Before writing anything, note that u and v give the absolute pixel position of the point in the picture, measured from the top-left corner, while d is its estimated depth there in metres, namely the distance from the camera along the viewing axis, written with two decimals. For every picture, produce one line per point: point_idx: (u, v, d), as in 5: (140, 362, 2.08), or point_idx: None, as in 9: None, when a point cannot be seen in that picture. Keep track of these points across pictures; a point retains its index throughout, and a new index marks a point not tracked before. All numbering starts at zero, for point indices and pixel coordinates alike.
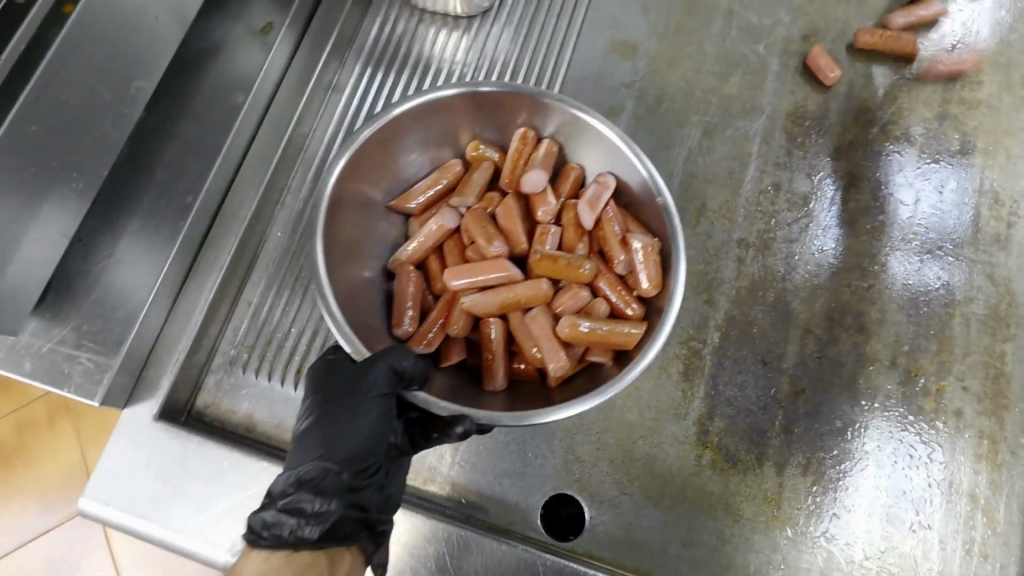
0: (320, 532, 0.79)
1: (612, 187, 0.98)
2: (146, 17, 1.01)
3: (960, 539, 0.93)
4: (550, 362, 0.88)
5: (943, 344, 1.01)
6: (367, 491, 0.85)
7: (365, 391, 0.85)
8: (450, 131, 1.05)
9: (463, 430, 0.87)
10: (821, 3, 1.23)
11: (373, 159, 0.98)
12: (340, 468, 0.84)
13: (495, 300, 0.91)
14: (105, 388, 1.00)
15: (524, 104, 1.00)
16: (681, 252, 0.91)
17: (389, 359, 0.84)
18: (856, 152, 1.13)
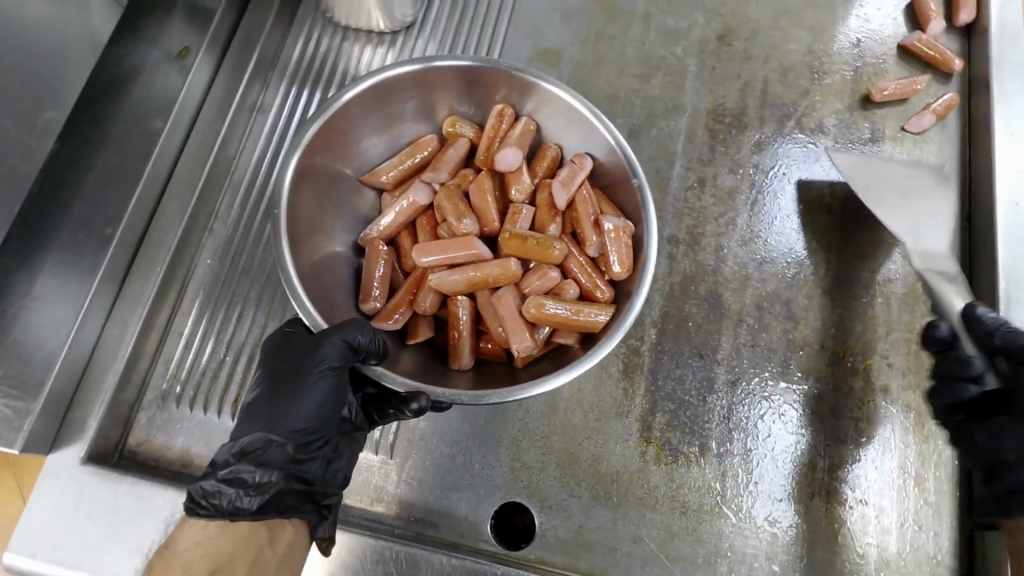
0: (258, 504, 0.78)
1: (588, 168, 0.99)
2: (54, 47, 0.97)
3: (894, 511, 0.96)
4: (514, 343, 0.88)
5: (867, 324, 1.05)
6: (314, 464, 0.84)
7: (315, 362, 0.83)
8: (429, 106, 1.05)
9: (417, 409, 0.84)
10: (733, 5, 1.28)
11: (344, 130, 0.98)
12: (284, 440, 0.82)
13: (462, 279, 0.90)
14: (26, 434, 0.95)
15: (503, 82, 1.01)
16: (653, 234, 0.93)
17: (342, 333, 0.82)
18: (774, 146, 1.17)
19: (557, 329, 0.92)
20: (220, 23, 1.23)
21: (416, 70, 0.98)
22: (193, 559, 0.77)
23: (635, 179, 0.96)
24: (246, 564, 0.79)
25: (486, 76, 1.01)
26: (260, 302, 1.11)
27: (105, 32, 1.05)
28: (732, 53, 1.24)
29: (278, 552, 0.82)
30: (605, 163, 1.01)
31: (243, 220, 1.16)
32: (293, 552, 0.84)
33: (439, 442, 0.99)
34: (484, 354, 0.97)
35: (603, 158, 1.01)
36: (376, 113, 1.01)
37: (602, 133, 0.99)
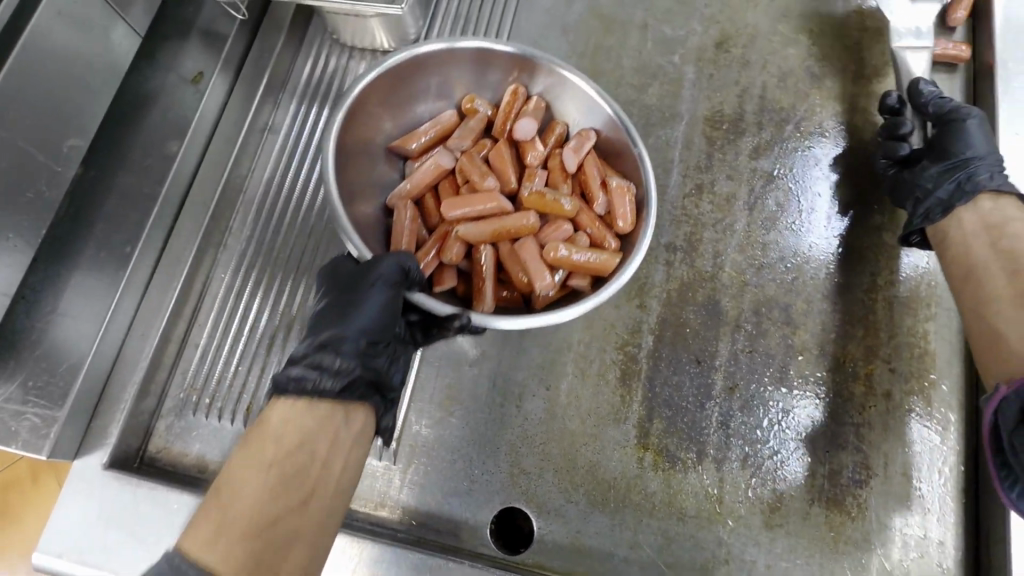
0: (342, 385, 0.82)
1: (592, 140, 1.06)
2: (76, 79, 1.04)
3: (897, 517, 0.95)
4: (536, 283, 0.94)
5: (868, 330, 1.04)
6: (382, 359, 0.89)
7: (374, 277, 0.89)
8: (450, 85, 1.10)
9: (459, 326, 0.89)
10: (732, 12, 1.28)
11: (381, 99, 1.02)
12: (356, 336, 0.87)
13: (488, 230, 0.96)
14: (53, 441, 1.01)
15: (521, 63, 1.07)
16: (651, 196, 1.00)
17: (396, 257, 0.90)
18: (773, 150, 1.17)
19: (571, 274, 0.98)
20: (233, 48, 1.29)
21: (468, 49, 1.04)
22: (283, 434, 0.77)
23: (635, 147, 1.02)
24: (329, 439, 0.79)
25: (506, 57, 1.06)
26: (270, 315, 1.16)
27: (125, 61, 1.12)
28: (729, 60, 1.24)
29: (353, 431, 0.83)
30: (609, 139, 1.07)
31: (255, 237, 1.21)
32: (365, 434, 0.85)
33: (441, 450, 1.02)
34: (501, 304, 1.02)
35: (606, 134, 1.08)
36: (407, 87, 1.05)
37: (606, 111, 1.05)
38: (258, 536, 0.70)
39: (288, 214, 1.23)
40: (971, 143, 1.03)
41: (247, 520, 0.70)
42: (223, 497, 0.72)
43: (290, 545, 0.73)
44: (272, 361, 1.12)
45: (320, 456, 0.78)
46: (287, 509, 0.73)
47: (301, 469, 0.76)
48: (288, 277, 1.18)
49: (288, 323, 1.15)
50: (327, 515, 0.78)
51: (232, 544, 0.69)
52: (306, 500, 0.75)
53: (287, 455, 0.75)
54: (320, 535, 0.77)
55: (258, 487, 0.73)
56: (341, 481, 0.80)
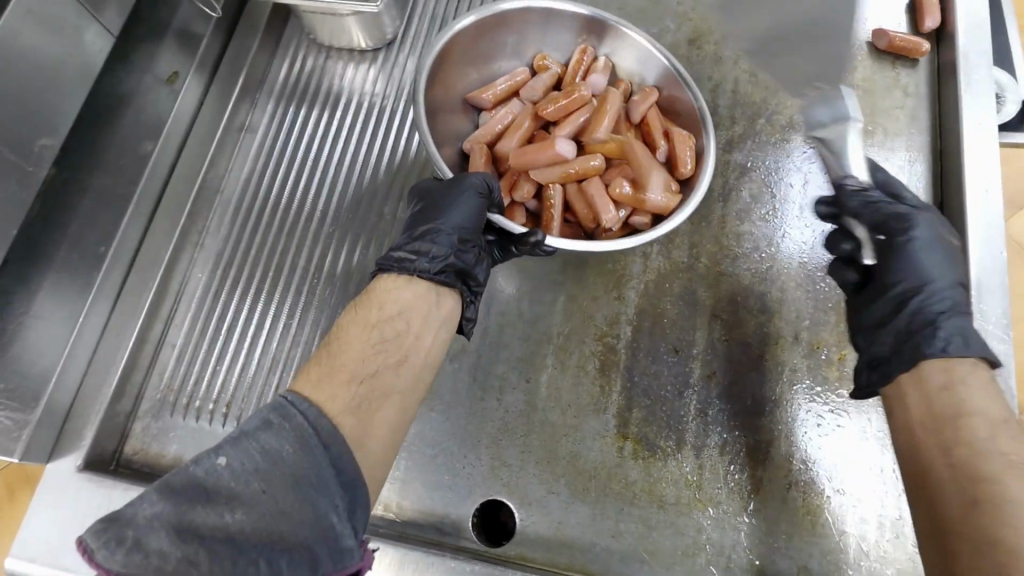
0: (436, 269, 0.93)
1: (655, 95, 1.13)
2: (49, 78, 1.03)
3: (874, 498, 0.96)
4: (602, 216, 1.01)
5: (840, 316, 1.07)
6: (468, 257, 0.98)
7: (464, 185, 0.97)
8: (522, 44, 1.17)
9: (534, 244, 0.95)
10: (704, 9, 1.31)
11: (463, 51, 1.10)
12: (451, 230, 0.96)
13: (558, 170, 1.03)
14: (25, 444, 0.99)
15: (588, 26, 1.14)
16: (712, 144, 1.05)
17: (485, 175, 0.98)
18: (746, 143, 1.19)
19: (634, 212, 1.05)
20: (209, 47, 1.29)
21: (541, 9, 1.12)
22: (386, 302, 0.89)
23: (697, 101, 1.09)
24: (422, 315, 0.91)
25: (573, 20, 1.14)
26: (249, 314, 1.15)
27: (99, 61, 1.11)
28: (702, 56, 1.26)
29: (442, 313, 0.94)
30: (669, 95, 1.14)
31: (233, 236, 1.21)
32: (452, 318, 0.96)
33: (422, 444, 1.02)
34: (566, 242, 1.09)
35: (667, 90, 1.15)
36: (485, 43, 1.13)
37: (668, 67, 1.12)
38: (361, 382, 0.80)
39: (267, 211, 1.23)
40: (916, 271, 0.95)
41: (351, 368, 0.81)
42: (333, 347, 0.84)
43: (385, 399, 0.82)
44: (250, 360, 1.12)
45: (414, 327, 0.89)
46: (386, 364, 0.84)
47: (398, 334, 0.87)
48: (267, 275, 1.18)
49: (267, 320, 1.14)
50: (417, 384, 0.88)
51: (339, 384, 0.79)
52: (400, 362, 0.86)
53: (388, 320, 0.87)
54: (408, 400, 0.86)
55: (364, 341, 0.85)
56: (429, 357, 0.90)
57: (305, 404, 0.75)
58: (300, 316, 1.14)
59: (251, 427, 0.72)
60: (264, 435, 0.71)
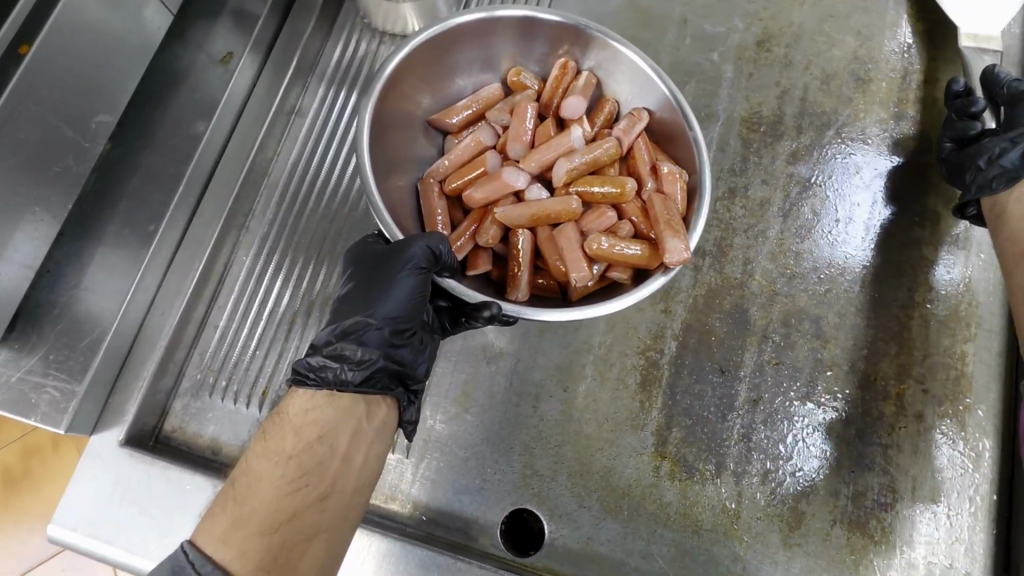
0: (361, 377, 0.84)
1: (646, 119, 1.02)
2: (110, 55, 1.04)
3: (922, 544, 0.92)
4: (572, 273, 0.91)
5: (903, 347, 1.01)
6: (404, 349, 0.90)
7: (403, 259, 0.87)
8: (496, 55, 1.09)
9: (489, 317, 0.87)
10: (775, 9, 1.24)
11: (425, 68, 1.03)
12: (380, 324, 0.88)
13: (526, 213, 0.94)
14: (70, 415, 1.02)
15: (568, 35, 1.05)
16: (707, 185, 0.95)
17: (426, 240, 0.87)
18: (813, 154, 1.13)
19: (611, 265, 0.95)
20: (264, 27, 1.28)
21: (512, 17, 1.03)
22: (302, 425, 0.80)
23: (691, 132, 0.98)
24: (348, 435, 0.82)
25: (550, 29, 1.04)
26: (289, 300, 1.15)
27: (157, 40, 1.12)
28: (771, 60, 1.20)
29: (375, 424, 0.85)
30: (661, 118, 1.04)
31: (277, 221, 1.20)
32: (387, 427, 0.88)
33: (452, 446, 1.00)
34: (537, 291, 1.00)
35: (658, 112, 1.04)
36: (452, 58, 1.05)
37: (660, 87, 1.02)
38: (275, 531, 0.74)
39: (313, 197, 1.22)
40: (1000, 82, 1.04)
41: (263, 517, 0.74)
42: (243, 489, 0.77)
43: (310, 539, 0.77)
44: (290, 346, 1.12)
45: (339, 450, 0.80)
46: (305, 502, 0.77)
47: (319, 462, 0.79)
48: (308, 263, 1.17)
49: (308, 307, 1.14)
50: (347, 514, 0.81)
51: (248, 537, 0.73)
52: (324, 495, 0.78)
53: (305, 450, 0.79)
54: (337, 532, 0.79)
55: (276, 479, 0.77)
56: (361, 478, 0.83)
57: (207, 565, 0.71)
58: None
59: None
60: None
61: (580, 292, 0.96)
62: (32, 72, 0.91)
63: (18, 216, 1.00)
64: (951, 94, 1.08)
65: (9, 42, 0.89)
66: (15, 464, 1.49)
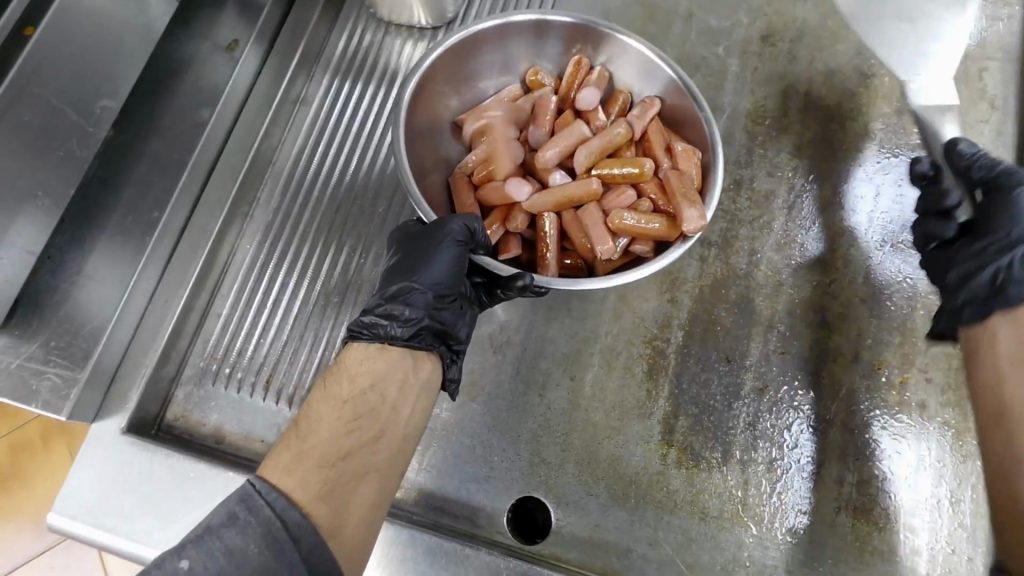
0: (408, 334, 0.86)
1: (658, 106, 1.03)
2: (114, 39, 1.03)
3: (927, 531, 0.93)
4: (598, 247, 0.93)
5: (906, 337, 1.02)
6: (448, 314, 0.91)
7: (442, 234, 0.89)
8: (510, 57, 1.08)
9: (522, 287, 0.88)
10: (779, 6, 1.25)
11: (445, 73, 1.03)
12: (425, 288, 0.89)
13: (551, 199, 0.95)
14: (72, 402, 1.01)
15: (578, 34, 1.05)
16: (719, 161, 0.96)
17: (464, 219, 0.90)
18: (817, 148, 1.14)
19: (634, 240, 0.96)
20: (268, 18, 1.28)
21: (521, 21, 1.02)
22: (357, 373, 0.82)
23: (702, 113, 0.99)
24: (398, 385, 0.83)
25: (558, 28, 1.04)
26: (294, 288, 1.14)
27: (162, 25, 1.11)
28: (775, 55, 1.21)
29: (421, 379, 0.86)
30: (673, 105, 1.05)
31: (283, 209, 1.20)
32: (433, 381, 0.88)
33: (459, 434, 1.00)
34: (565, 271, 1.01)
35: (670, 100, 1.05)
36: (468, 66, 1.05)
37: (667, 73, 1.03)
38: (331, 467, 0.74)
39: (318, 186, 1.21)
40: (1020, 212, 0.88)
41: (321, 452, 0.74)
42: (301, 430, 0.77)
43: (362, 478, 0.76)
44: (296, 333, 1.11)
45: (389, 398, 0.81)
46: (359, 443, 0.77)
47: (372, 408, 0.80)
48: (314, 252, 1.17)
49: (314, 295, 1.14)
50: (395, 462, 0.80)
51: (308, 470, 0.73)
52: (376, 438, 0.79)
53: (359, 395, 0.80)
54: (388, 478, 0.79)
55: (332, 419, 0.77)
56: (410, 428, 0.83)
57: (272, 493, 0.70)
58: (345, 295, 1.14)
59: (216, 524, 0.67)
60: (229, 533, 0.66)
61: (606, 268, 0.98)
62: (36, 52, 0.90)
63: (18, 200, 0.98)
64: (916, 176, 1.01)
65: (14, 23, 0.88)
66: (4, 459, 1.47)
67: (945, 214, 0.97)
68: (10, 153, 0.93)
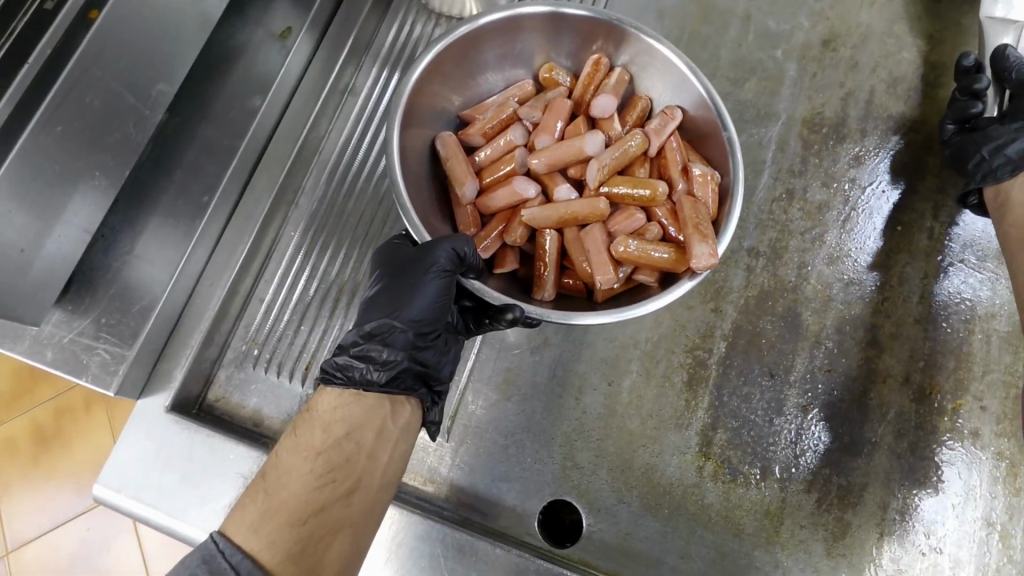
0: (387, 378, 0.85)
1: (679, 118, 0.99)
2: (171, 24, 1.04)
3: (974, 564, 0.91)
4: (598, 276, 0.90)
5: (961, 362, 0.98)
6: (429, 352, 0.90)
7: (428, 264, 0.86)
8: (527, 52, 1.07)
9: (511, 319, 0.86)
10: (843, 9, 1.20)
11: (454, 67, 1.01)
12: (405, 327, 0.88)
13: (552, 216, 0.93)
14: (120, 378, 1.04)
15: (600, 32, 1.02)
16: (738, 187, 0.92)
17: (452, 242, 0.86)
18: (877, 160, 1.10)
19: (638, 268, 0.93)
20: (322, 7, 1.29)
21: (540, 14, 1.00)
22: (331, 423, 0.82)
23: (726, 131, 0.95)
24: (374, 432, 0.83)
25: (579, 25, 1.02)
26: (334, 279, 1.15)
27: (219, 11, 1.12)
28: (836, 60, 1.17)
29: (400, 424, 0.86)
30: (696, 117, 1.01)
31: (326, 199, 1.20)
32: (412, 425, 0.88)
33: (492, 434, 1.00)
34: (564, 290, 0.99)
35: (693, 111, 1.01)
36: (479, 57, 1.03)
37: (697, 86, 0.99)
38: (303, 524, 0.75)
39: (361, 178, 1.22)
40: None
41: (292, 508, 0.76)
42: (272, 483, 0.78)
43: (337, 532, 0.78)
44: (335, 324, 1.12)
45: (365, 447, 0.81)
46: (333, 496, 0.78)
47: (347, 459, 0.80)
48: (355, 244, 1.17)
49: (353, 288, 1.14)
50: (372, 510, 0.81)
51: (277, 528, 0.74)
52: (350, 491, 0.80)
53: (334, 446, 0.80)
54: (365, 527, 0.80)
55: (305, 473, 0.78)
56: (387, 474, 0.84)
57: (237, 556, 0.71)
58: None
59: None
60: None
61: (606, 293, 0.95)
62: (100, 36, 0.91)
63: (77, 181, 1.01)
64: (961, 69, 1.08)
65: (80, 7, 0.90)
66: (47, 421, 1.52)
67: (974, 97, 1.04)
68: (72, 135, 0.95)
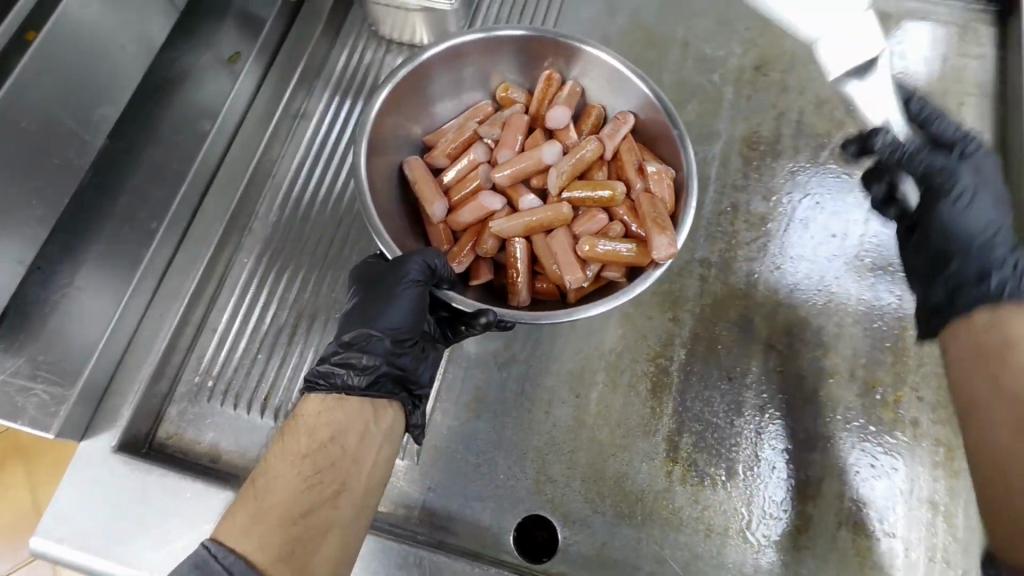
0: (366, 382, 0.85)
1: (631, 123, 1.04)
2: (114, 47, 1.01)
3: (923, 546, 0.96)
4: (567, 277, 0.93)
5: (898, 357, 1.06)
6: (407, 357, 0.90)
7: (402, 274, 0.87)
8: (479, 73, 1.10)
9: (485, 323, 0.88)
10: (770, 36, 1.30)
11: (409, 96, 1.04)
12: (383, 335, 0.88)
13: (520, 225, 0.95)
14: (62, 418, 0.97)
15: (547, 49, 1.06)
16: (692, 182, 0.97)
17: (423, 255, 0.87)
18: (810, 174, 1.18)
19: (605, 266, 0.96)
20: (271, 32, 1.28)
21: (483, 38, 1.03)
22: (316, 427, 0.82)
23: (675, 131, 1.00)
24: (358, 436, 0.83)
25: (524, 43, 1.05)
26: (292, 305, 1.12)
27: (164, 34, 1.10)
28: (767, 84, 1.26)
29: (383, 427, 0.85)
30: (646, 120, 1.06)
31: (281, 224, 1.18)
32: (397, 429, 0.87)
33: (464, 452, 0.99)
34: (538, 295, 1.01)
35: (643, 114, 1.06)
36: (433, 84, 1.06)
37: (643, 91, 1.04)
38: (293, 525, 0.74)
39: (318, 201, 1.20)
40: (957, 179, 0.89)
41: (280, 510, 0.74)
42: (260, 487, 0.77)
43: (327, 533, 0.76)
44: (295, 350, 1.09)
45: (350, 450, 0.81)
46: (321, 497, 0.77)
47: (332, 461, 0.79)
48: (314, 268, 1.15)
49: (313, 313, 1.12)
50: (361, 513, 0.80)
51: (266, 530, 0.73)
52: (337, 492, 0.78)
53: (319, 448, 0.79)
54: (356, 528, 0.79)
55: (292, 477, 0.77)
56: (373, 477, 0.82)
57: (230, 558, 0.70)
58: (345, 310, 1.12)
59: None
60: None
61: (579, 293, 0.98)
62: (38, 58, 0.88)
63: (11, 210, 0.95)
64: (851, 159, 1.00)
65: (16, 30, 0.87)
66: None
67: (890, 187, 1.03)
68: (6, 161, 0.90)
